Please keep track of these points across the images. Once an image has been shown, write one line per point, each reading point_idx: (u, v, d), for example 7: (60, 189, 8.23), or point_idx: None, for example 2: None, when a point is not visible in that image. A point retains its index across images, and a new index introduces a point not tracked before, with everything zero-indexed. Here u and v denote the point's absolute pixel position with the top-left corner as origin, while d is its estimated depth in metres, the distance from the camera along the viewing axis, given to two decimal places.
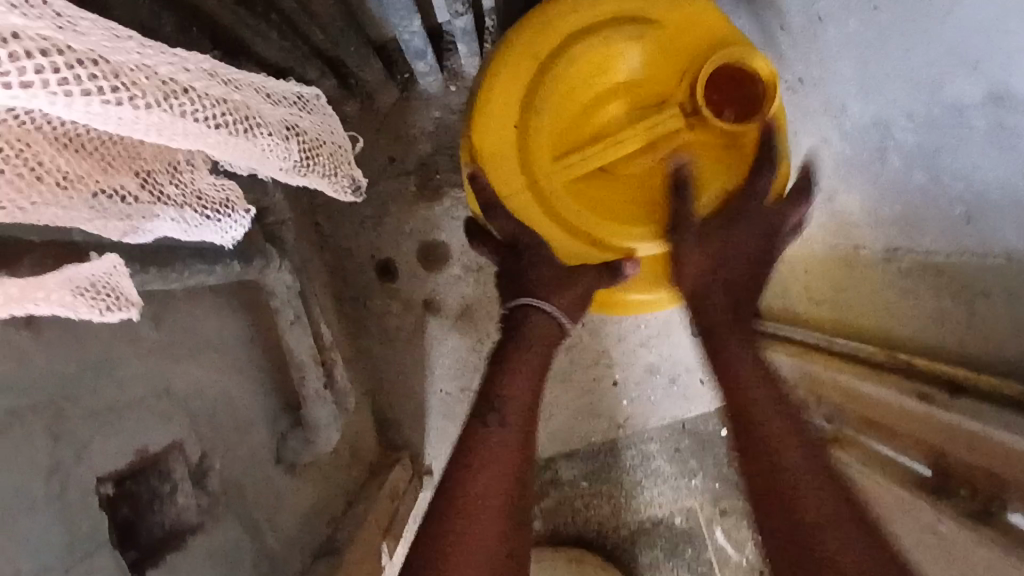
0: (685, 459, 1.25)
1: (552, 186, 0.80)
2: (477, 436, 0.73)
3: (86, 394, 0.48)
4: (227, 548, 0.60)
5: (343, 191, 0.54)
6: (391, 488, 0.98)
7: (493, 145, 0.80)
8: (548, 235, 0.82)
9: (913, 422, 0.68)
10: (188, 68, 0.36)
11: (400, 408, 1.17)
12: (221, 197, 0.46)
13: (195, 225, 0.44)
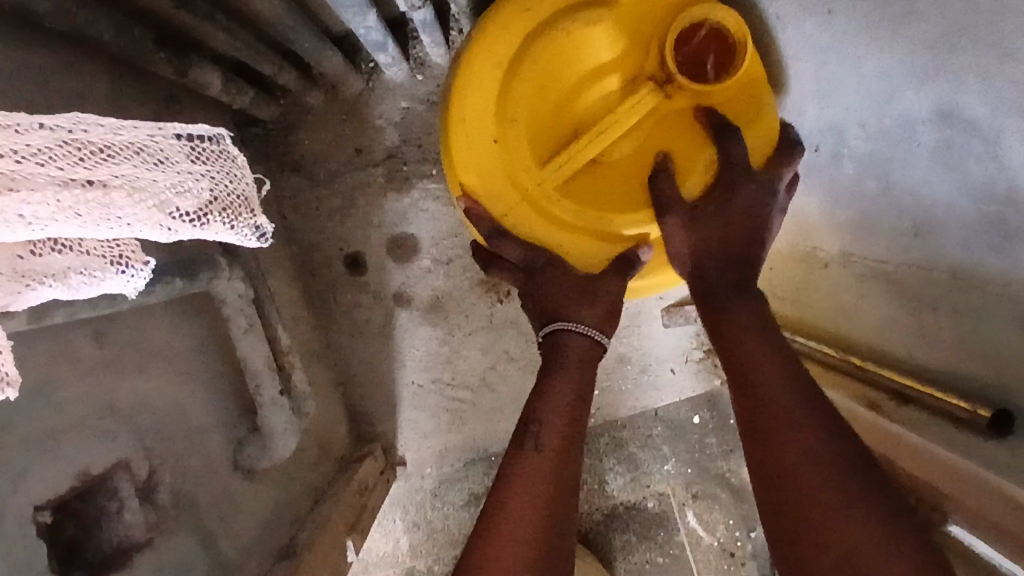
0: (657, 446, 1.28)
1: (547, 191, 0.80)
2: (514, 461, 0.70)
3: (22, 423, 0.47)
4: (183, 563, 0.60)
5: (245, 238, 0.50)
6: (360, 483, 0.99)
7: (478, 171, 0.81)
8: (555, 242, 0.81)
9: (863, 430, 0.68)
10: (46, 143, 0.36)
11: (371, 400, 1.17)
12: (115, 252, 0.43)
13: (90, 285, 0.42)
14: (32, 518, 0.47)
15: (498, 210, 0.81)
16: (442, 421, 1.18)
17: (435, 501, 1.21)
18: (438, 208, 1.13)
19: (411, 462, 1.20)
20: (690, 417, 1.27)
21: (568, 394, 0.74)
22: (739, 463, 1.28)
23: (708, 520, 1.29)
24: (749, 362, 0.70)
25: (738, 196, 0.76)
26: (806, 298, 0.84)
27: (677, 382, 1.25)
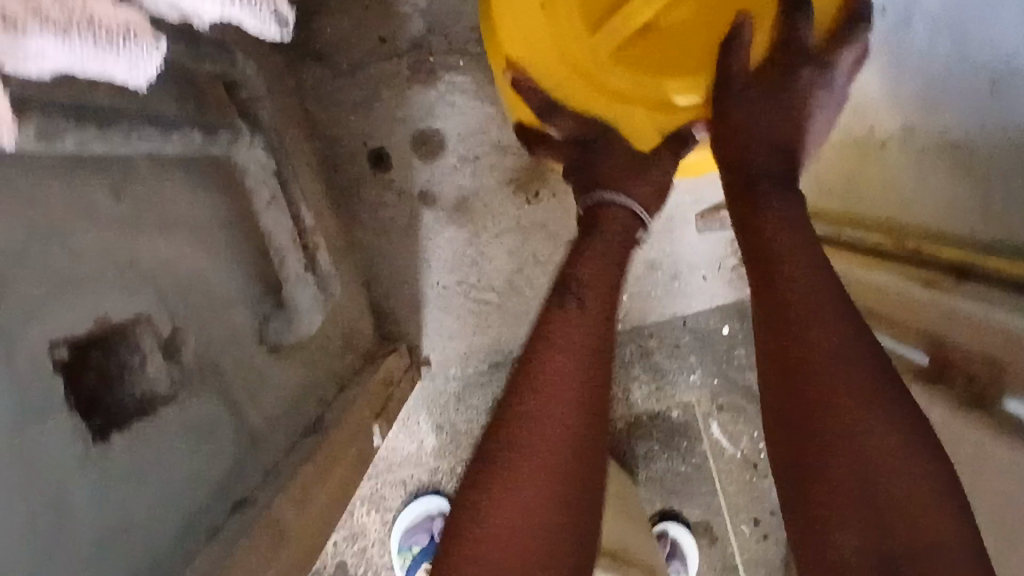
0: (684, 355, 1.25)
1: (596, 57, 0.76)
2: (552, 320, 0.70)
3: (37, 261, 0.45)
4: (210, 421, 0.60)
5: (267, 23, 0.41)
6: (385, 375, 0.99)
7: (526, 41, 0.76)
8: (608, 116, 0.78)
9: (917, 311, 0.65)
10: None
11: (395, 299, 1.15)
12: (120, 21, 0.34)
13: (96, 56, 0.34)
14: (48, 353, 0.45)
15: (548, 82, 0.77)
16: (467, 323, 1.17)
17: (458, 405, 1.23)
18: (465, 103, 1.08)
19: (435, 362, 1.19)
20: (719, 327, 1.24)
21: (609, 260, 0.75)
22: None
23: (732, 431, 1.29)
24: (786, 255, 0.68)
25: (798, 92, 0.74)
26: (857, 191, 0.81)
27: (707, 291, 1.22)
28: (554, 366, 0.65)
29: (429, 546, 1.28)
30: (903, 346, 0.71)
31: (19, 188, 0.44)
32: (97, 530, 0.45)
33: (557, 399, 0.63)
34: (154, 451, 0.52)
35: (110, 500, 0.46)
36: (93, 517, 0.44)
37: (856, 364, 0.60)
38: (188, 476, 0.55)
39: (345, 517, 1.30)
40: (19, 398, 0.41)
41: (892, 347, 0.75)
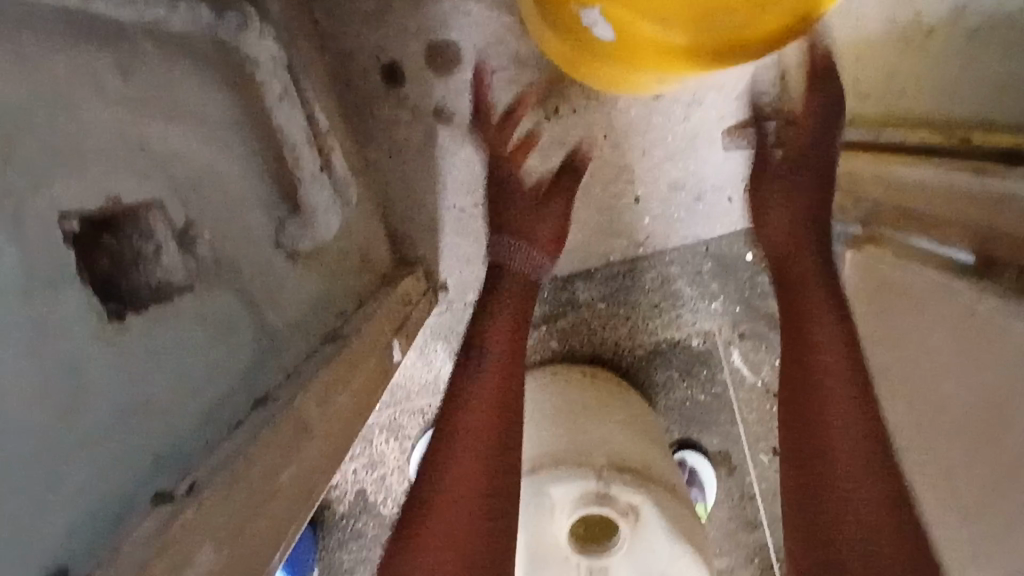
0: (706, 282, 1.22)
1: None
2: (455, 397, 0.78)
3: (43, 128, 0.43)
4: (228, 316, 0.58)
5: None
6: (403, 295, 0.97)
7: None
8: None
9: (966, 206, 0.66)
10: None
11: (412, 222, 1.13)
12: None
13: None
14: (58, 224, 0.43)
15: None
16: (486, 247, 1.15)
17: None
18: (482, 14, 1.04)
19: (452, 287, 1.18)
20: (742, 253, 1.20)
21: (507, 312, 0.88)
22: None
23: (754, 359, 1.26)
24: (825, 373, 0.71)
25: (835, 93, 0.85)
26: None
27: (732, 215, 1.17)
28: (454, 459, 0.71)
29: None
30: (937, 245, 0.71)
31: (21, 48, 0.42)
32: (116, 405, 0.43)
33: (456, 482, 0.69)
34: (173, 338, 0.51)
35: (128, 379, 0.45)
36: (110, 394, 0.43)
37: (868, 494, 0.62)
38: (210, 366, 0.54)
39: (364, 444, 1.31)
40: (25, 263, 0.39)
41: (916, 249, 0.75)
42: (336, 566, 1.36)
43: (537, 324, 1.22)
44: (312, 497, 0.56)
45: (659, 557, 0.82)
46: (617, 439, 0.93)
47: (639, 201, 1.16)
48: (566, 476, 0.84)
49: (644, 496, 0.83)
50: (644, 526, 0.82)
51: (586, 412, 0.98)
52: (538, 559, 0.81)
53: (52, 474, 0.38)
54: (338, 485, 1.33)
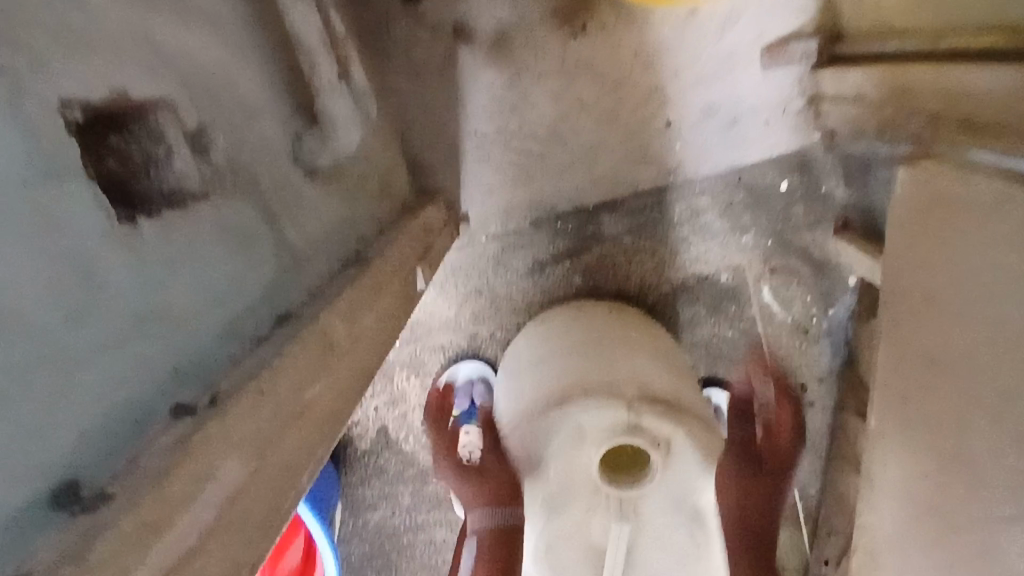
0: (738, 215, 1.17)
1: None
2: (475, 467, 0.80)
3: (41, 7, 0.39)
4: (246, 229, 0.55)
5: None
6: (424, 223, 0.93)
7: None
8: None
9: None
10: None
11: (432, 151, 1.07)
12: None
13: None
14: (60, 112, 0.39)
15: None
16: (508, 176, 1.11)
17: (498, 269, 1.19)
18: None
19: (474, 219, 1.15)
20: (776, 183, 1.15)
21: None
22: (825, 237, 1.18)
23: (784, 295, 1.22)
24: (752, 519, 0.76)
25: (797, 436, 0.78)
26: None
27: (767, 138, 1.12)
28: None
29: (469, 410, 1.27)
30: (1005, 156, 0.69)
31: None
32: (131, 310, 0.40)
33: None
34: (186, 246, 0.47)
35: (142, 282, 0.41)
36: (122, 297, 0.40)
37: None
38: (227, 278, 0.50)
39: (385, 382, 1.30)
40: (32, 153, 0.36)
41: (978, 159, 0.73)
42: (359, 501, 1.37)
43: (561, 260, 1.19)
44: (339, 424, 0.54)
45: (690, 490, 0.80)
46: (648, 371, 0.89)
47: (670, 127, 1.10)
48: (597, 407, 0.81)
49: (677, 428, 0.80)
50: (677, 458, 0.80)
51: (615, 344, 0.94)
52: (565, 488, 0.80)
53: (64, 378, 0.35)
54: (360, 422, 1.32)
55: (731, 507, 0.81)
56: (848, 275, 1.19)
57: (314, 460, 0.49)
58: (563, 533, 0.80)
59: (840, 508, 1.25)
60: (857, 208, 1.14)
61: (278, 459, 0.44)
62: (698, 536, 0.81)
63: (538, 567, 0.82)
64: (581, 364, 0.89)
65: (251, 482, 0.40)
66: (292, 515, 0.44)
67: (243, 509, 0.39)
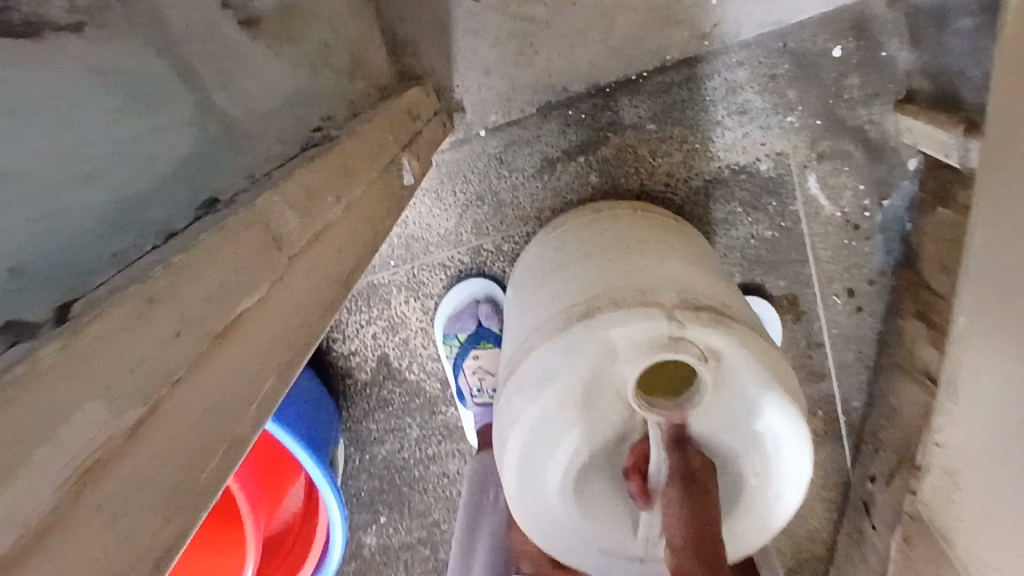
0: (781, 90, 0.99)
1: None
2: None
3: None
4: (148, 80, 0.39)
5: None
6: (409, 106, 0.77)
7: None
8: None
9: None
10: None
11: (414, 23, 0.92)
12: None
13: None
14: None
15: None
16: (507, 52, 0.94)
17: (501, 170, 1.03)
18: None
19: (471, 108, 0.97)
20: (828, 48, 0.96)
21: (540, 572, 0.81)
22: (883, 111, 0.99)
23: (833, 185, 1.05)
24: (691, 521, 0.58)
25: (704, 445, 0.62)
26: None
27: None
28: None
29: (476, 332, 1.15)
30: None
31: None
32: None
33: None
34: (23, 87, 0.30)
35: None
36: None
37: None
38: (115, 141, 0.35)
39: (381, 306, 1.16)
40: None
41: None
42: (363, 436, 1.26)
43: (573, 155, 1.02)
44: (292, 364, 0.39)
45: (746, 413, 0.65)
46: (689, 277, 0.72)
47: None
48: (630, 318, 0.64)
49: (731, 338, 0.63)
50: (730, 375, 0.64)
51: (648, 246, 0.77)
52: (592, 416, 0.65)
53: None
54: (357, 351, 1.20)
55: (795, 429, 0.66)
56: (908, 156, 1.02)
57: (249, 400, 0.34)
58: (591, 464, 0.67)
59: (891, 421, 1.11)
60: (925, 73, 0.95)
61: (185, 403, 0.29)
62: (750, 463, 0.67)
63: (564, 500, 0.70)
64: (607, 271, 0.72)
65: (136, 442, 0.26)
66: (193, 489, 0.29)
67: (115, 489, 0.24)
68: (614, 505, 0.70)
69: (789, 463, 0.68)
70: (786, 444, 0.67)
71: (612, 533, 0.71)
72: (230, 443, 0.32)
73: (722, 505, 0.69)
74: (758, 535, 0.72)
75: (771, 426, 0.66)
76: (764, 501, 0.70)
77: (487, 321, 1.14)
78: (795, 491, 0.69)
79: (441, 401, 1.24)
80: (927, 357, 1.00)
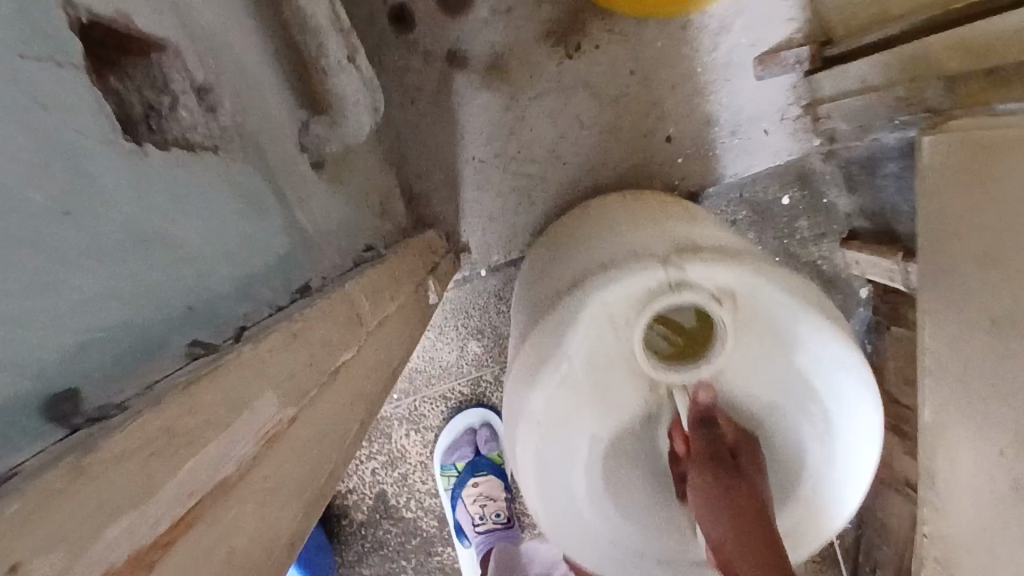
0: (743, 232, 1.11)
1: None
2: None
3: None
4: (253, 192, 0.48)
5: None
6: (427, 241, 0.87)
7: None
8: None
9: None
10: None
11: (429, 179, 1.05)
12: None
13: None
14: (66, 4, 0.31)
15: None
16: (507, 203, 1.07)
17: (500, 306, 1.13)
18: None
19: (476, 248, 1.10)
20: (779, 197, 1.10)
21: None
22: (831, 248, 1.13)
23: None
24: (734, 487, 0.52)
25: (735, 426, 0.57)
26: None
27: (772, 147, 1.07)
28: None
29: (474, 460, 1.22)
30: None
31: None
32: (25, 257, 0.25)
33: None
34: (190, 182, 0.39)
35: (61, 214, 0.27)
36: (29, 225, 0.25)
37: None
38: (241, 232, 0.44)
39: (382, 441, 1.19)
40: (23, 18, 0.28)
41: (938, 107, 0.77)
42: None
43: None
44: (363, 424, 0.47)
45: (780, 353, 0.56)
46: (689, 230, 0.64)
47: (669, 142, 1.06)
48: (623, 274, 0.55)
49: (741, 271, 0.54)
50: (753, 312, 0.55)
51: (643, 219, 0.71)
52: (605, 395, 0.57)
53: (58, 294, 0.26)
54: (355, 489, 1.20)
55: (842, 352, 0.57)
56: (858, 285, 1.16)
57: (342, 433, 0.42)
58: (617, 452, 0.59)
59: (883, 540, 1.13)
60: (863, 213, 1.07)
61: (318, 413, 0.37)
62: (802, 411, 0.58)
63: (595, 501, 0.61)
64: (601, 248, 0.65)
65: (298, 425, 0.34)
66: (320, 488, 0.37)
67: (289, 453, 0.33)
68: (653, 503, 0.61)
69: (848, 397, 0.58)
70: (838, 384, 0.57)
71: (658, 540, 0.62)
72: (333, 468, 0.40)
73: (790, 471, 0.60)
74: (827, 513, 0.62)
75: (809, 368, 0.57)
76: (838, 449, 0.60)
77: (484, 447, 1.22)
78: (861, 445, 0.60)
79: (438, 540, 1.23)
80: (907, 467, 1.05)
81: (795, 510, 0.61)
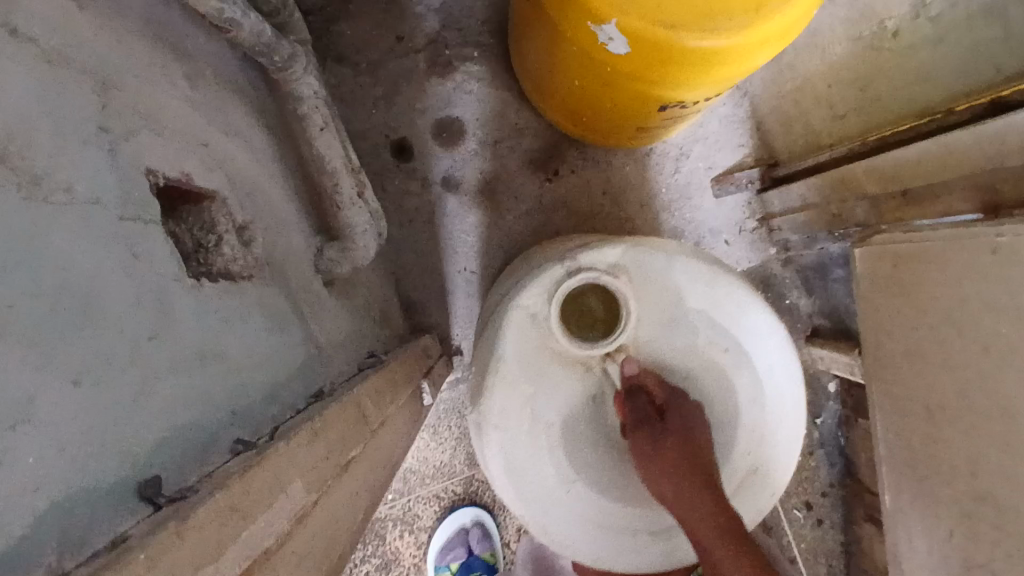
0: None
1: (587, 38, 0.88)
2: None
3: (147, 102, 0.45)
4: (278, 310, 0.57)
5: None
6: (423, 346, 0.96)
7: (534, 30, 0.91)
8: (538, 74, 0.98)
9: (950, 169, 0.73)
10: None
11: (424, 289, 1.15)
12: None
13: None
14: (144, 173, 0.42)
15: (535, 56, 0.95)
16: None
17: None
18: (481, 91, 1.12)
19: (467, 351, 1.18)
20: None
21: None
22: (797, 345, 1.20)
23: None
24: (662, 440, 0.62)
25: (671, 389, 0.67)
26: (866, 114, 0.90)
27: (733, 255, 1.18)
28: None
29: (466, 561, 1.23)
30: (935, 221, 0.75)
31: (130, 44, 0.45)
32: (126, 373, 0.33)
33: None
34: (234, 307, 0.48)
35: (149, 339, 0.36)
36: (134, 350, 0.34)
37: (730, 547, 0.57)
38: (270, 345, 0.53)
39: (376, 542, 1.21)
40: (122, 191, 0.38)
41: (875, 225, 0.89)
42: None
43: None
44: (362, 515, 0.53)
45: (675, 304, 0.69)
46: (589, 237, 0.78)
47: None
48: (530, 281, 0.69)
49: (622, 247, 0.68)
50: (643, 276, 0.68)
51: (560, 245, 0.84)
52: (540, 378, 0.69)
53: (143, 401, 0.34)
54: None
55: (723, 286, 0.69)
56: (826, 380, 1.22)
57: (346, 523, 0.48)
58: (571, 435, 0.69)
59: None
60: (823, 313, 1.16)
61: (330, 505, 0.45)
62: (712, 345, 0.69)
63: (569, 485, 0.70)
64: (522, 273, 0.78)
65: (314, 514, 0.41)
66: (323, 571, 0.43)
67: (305, 538, 0.40)
68: (615, 489, 0.70)
69: (743, 323, 0.70)
70: (731, 312, 0.69)
71: (639, 521, 0.70)
72: (334, 556, 0.46)
73: (728, 409, 0.70)
74: (774, 441, 0.70)
75: (705, 311, 0.69)
76: (753, 372, 0.70)
77: (476, 546, 1.23)
78: (774, 368, 0.70)
79: None
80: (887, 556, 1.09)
81: (742, 450, 0.70)
